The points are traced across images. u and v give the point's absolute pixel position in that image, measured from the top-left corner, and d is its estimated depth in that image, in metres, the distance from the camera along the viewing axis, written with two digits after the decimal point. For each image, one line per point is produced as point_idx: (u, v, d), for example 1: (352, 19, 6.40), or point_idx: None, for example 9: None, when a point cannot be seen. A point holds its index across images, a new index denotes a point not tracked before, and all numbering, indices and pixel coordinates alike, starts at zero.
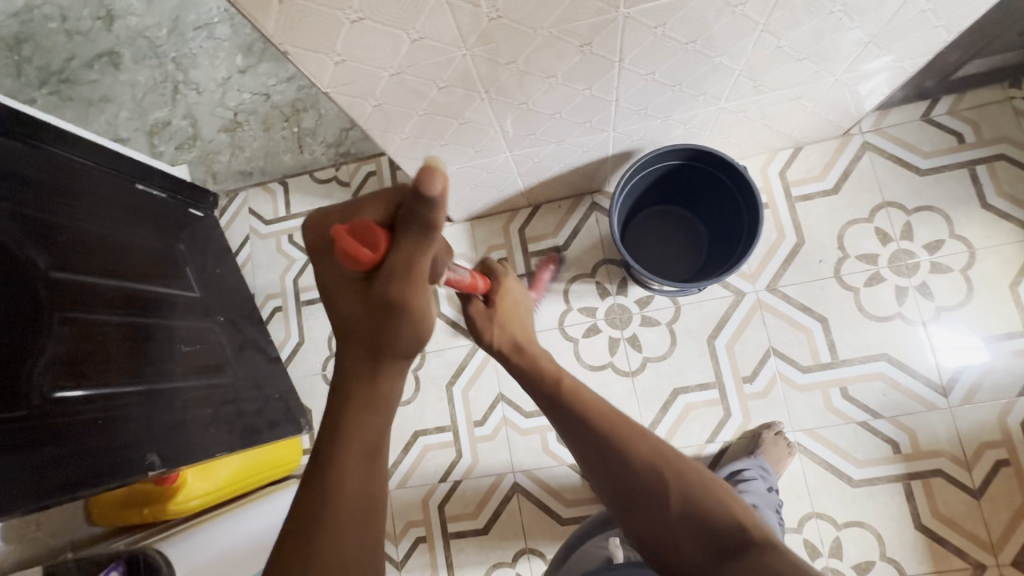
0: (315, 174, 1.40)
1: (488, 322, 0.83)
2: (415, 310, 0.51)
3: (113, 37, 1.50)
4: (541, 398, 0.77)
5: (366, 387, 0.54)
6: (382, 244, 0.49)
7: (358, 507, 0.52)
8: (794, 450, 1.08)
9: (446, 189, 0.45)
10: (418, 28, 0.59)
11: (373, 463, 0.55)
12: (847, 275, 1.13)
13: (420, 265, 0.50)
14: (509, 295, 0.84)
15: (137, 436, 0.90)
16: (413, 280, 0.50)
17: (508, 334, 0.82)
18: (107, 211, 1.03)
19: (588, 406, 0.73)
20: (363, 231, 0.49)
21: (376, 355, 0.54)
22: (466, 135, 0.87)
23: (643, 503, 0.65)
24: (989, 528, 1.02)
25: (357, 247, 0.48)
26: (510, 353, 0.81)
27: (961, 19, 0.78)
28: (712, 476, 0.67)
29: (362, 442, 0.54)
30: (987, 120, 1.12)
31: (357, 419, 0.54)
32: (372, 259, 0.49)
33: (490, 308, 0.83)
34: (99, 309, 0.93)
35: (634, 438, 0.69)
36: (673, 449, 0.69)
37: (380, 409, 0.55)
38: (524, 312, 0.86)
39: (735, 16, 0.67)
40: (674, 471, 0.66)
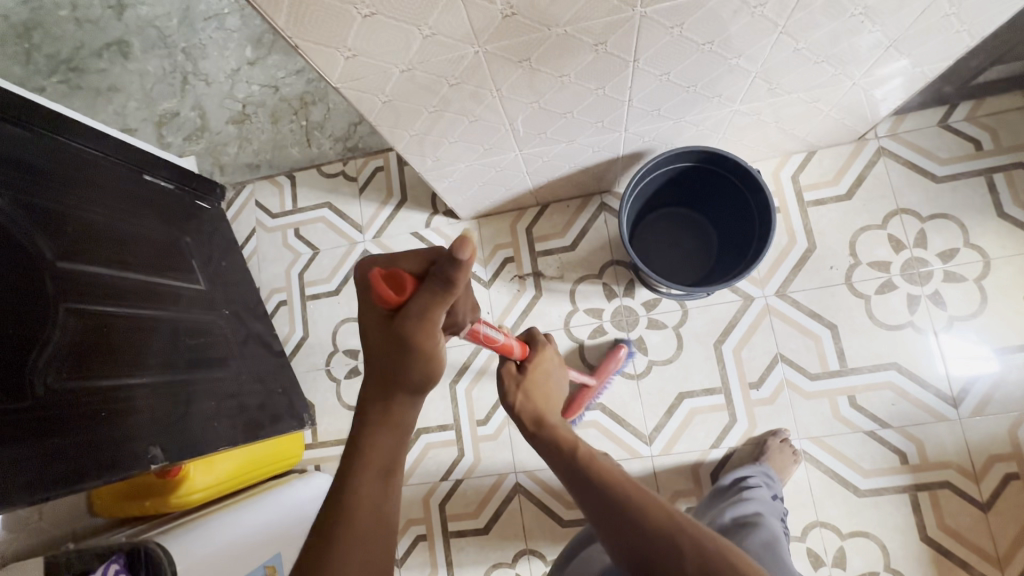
0: (322, 169, 1.39)
1: (515, 387, 0.83)
2: (425, 351, 0.51)
3: (123, 26, 1.49)
4: (559, 465, 0.73)
5: (380, 409, 0.54)
6: (407, 290, 0.48)
7: (370, 529, 0.52)
8: (799, 458, 1.07)
9: (474, 261, 0.44)
10: (430, 24, 0.58)
11: (386, 484, 0.54)
12: (857, 282, 1.12)
13: (435, 316, 0.49)
14: (542, 365, 0.85)
15: (141, 429, 0.90)
16: (427, 325, 0.49)
17: (530, 400, 0.81)
18: (114, 203, 1.03)
19: (605, 474, 0.68)
20: (394, 275, 0.48)
21: (389, 382, 0.53)
22: (476, 132, 0.86)
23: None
24: (996, 543, 1.01)
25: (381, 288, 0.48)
26: (533, 427, 0.79)
27: (984, 23, 0.77)
28: (740, 553, 0.58)
29: (376, 462, 0.54)
30: (1007, 128, 1.10)
31: (372, 439, 0.54)
32: (392, 301, 0.48)
33: (520, 373, 0.83)
34: (104, 301, 0.93)
35: (652, 508, 0.62)
36: (697, 521, 0.61)
37: (395, 432, 0.55)
38: (551, 385, 0.85)
39: (754, 17, 0.65)
40: (698, 547, 0.57)
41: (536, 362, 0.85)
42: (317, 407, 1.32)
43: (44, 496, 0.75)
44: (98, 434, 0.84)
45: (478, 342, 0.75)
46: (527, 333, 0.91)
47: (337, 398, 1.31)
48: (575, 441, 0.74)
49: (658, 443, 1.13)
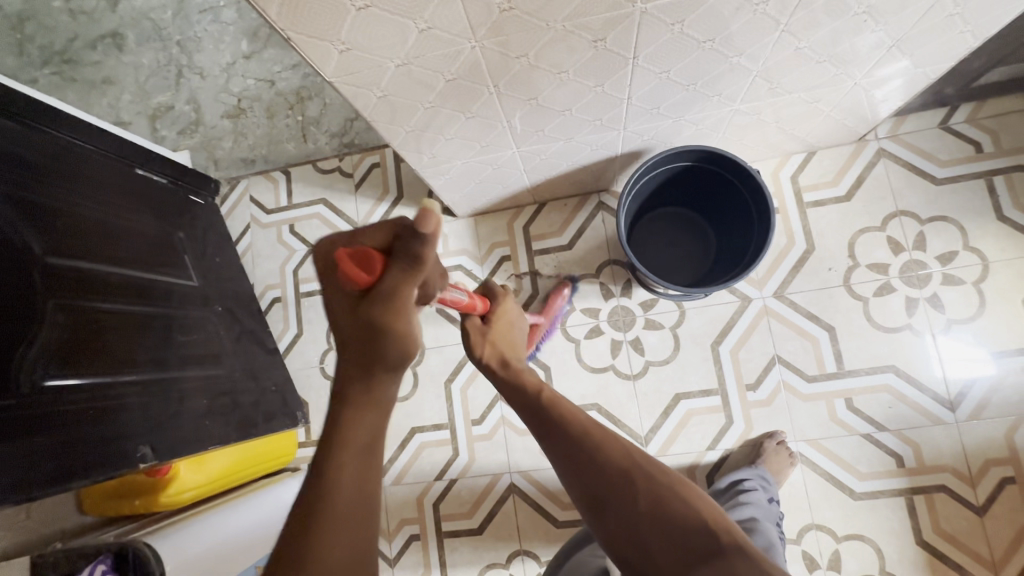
0: (318, 164, 1.38)
1: (481, 339, 0.82)
2: (400, 329, 0.50)
3: (117, 18, 1.47)
4: (522, 405, 0.75)
5: (362, 389, 0.52)
6: (376, 268, 0.49)
7: (354, 509, 0.50)
8: (795, 460, 1.07)
9: (438, 230, 0.48)
10: (426, 18, 0.57)
11: (369, 463, 0.52)
12: (856, 284, 1.11)
13: (408, 291, 0.50)
14: (504, 315, 0.86)
15: (129, 427, 0.89)
16: (400, 303, 0.50)
17: (497, 350, 0.82)
18: (104, 197, 1.01)
19: (566, 415, 0.72)
20: (362, 255, 0.49)
21: (367, 363, 0.51)
22: (474, 129, 0.85)
23: (614, 508, 0.64)
24: (991, 546, 1.00)
25: (354, 269, 0.48)
26: (497, 368, 0.81)
27: (988, 24, 0.76)
28: (681, 479, 0.66)
29: (359, 442, 0.52)
30: (1008, 130, 1.09)
31: (353, 418, 0.52)
32: (366, 281, 0.49)
33: (484, 325, 0.83)
34: (94, 297, 0.91)
35: (608, 444, 0.68)
36: (647, 454, 0.68)
37: (378, 411, 0.53)
38: (515, 333, 0.87)
39: (755, 15, 0.64)
40: (647, 476, 0.65)
41: (499, 312, 0.86)
42: (311, 405, 1.31)
43: (29, 495, 0.74)
44: (88, 432, 0.83)
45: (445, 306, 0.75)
46: (482, 286, 0.89)
47: None
48: (538, 383, 0.77)
49: (654, 444, 1.13)
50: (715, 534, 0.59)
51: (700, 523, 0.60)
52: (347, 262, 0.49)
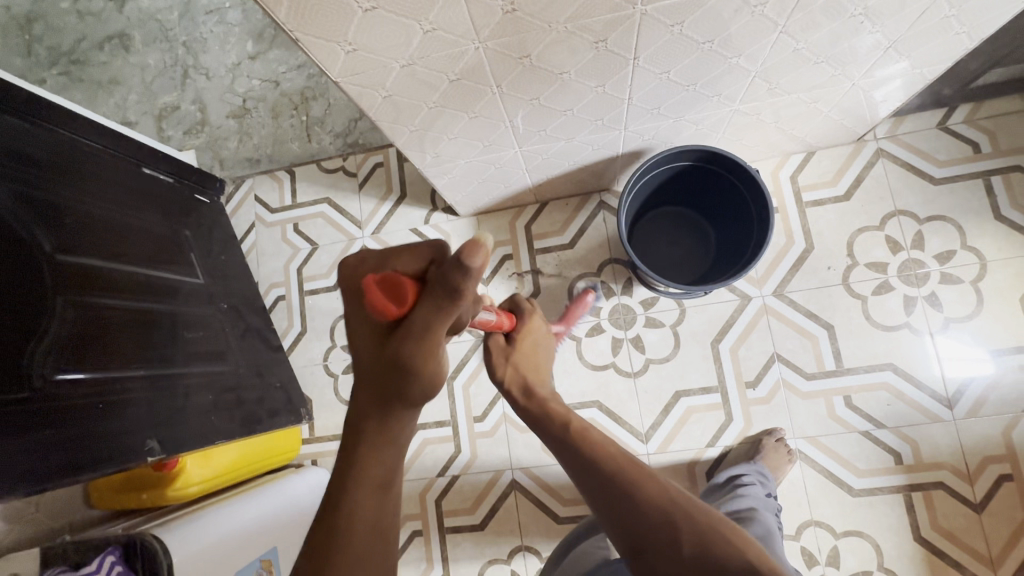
0: (322, 164, 1.39)
1: (503, 360, 0.83)
2: (428, 369, 0.49)
3: (124, 19, 1.49)
4: (552, 437, 0.75)
5: (377, 426, 0.52)
6: (408, 301, 0.47)
7: (369, 542, 0.52)
8: (794, 457, 1.08)
9: (485, 265, 0.44)
10: (431, 19, 0.58)
11: (383, 497, 0.53)
12: (855, 283, 1.12)
13: (437, 330, 0.47)
14: (530, 335, 0.84)
15: (135, 421, 0.90)
16: (429, 342, 0.48)
17: (518, 374, 0.82)
18: (113, 196, 1.03)
19: (596, 449, 0.71)
20: (394, 283, 0.46)
21: (383, 402, 0.51)
22: (477, 129, 0.86)
23: (655, 551, 0.63)
24: (989, 543, 1.01)
25: (386, 302, 0.46)
26: (518, 392, 0.81)
27: (984, 26, 0.77)
28: (723, 519, 0.65)
29: (375, 477, 0.53)
30: (1005, 131, 1.10)
31: (370, 456, 0.52)
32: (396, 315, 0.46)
33: (509, 346, 0.83)
34: (103, 294, 0.93)
35: (643, 481, 0.67)
36: (688, 493, 0.67)
37: (392, 449, 0.53)
38: (541, 354, 0.85)
39: (754, 17, 0.65)
40: (686, 515, 0.64)
41: (528, 329, 0.84)
42: (315, 402, 1.32)
43: (38, 487, 0.75)
44: (99, 425, 0.85)
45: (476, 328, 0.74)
46: (510, 300, 0.87)
47: (334, 393, 1.31)
48: (566, 416, 0.76)
49: (654, 441, 1.14)
50: None
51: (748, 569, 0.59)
52: (380, 290, 0.46)
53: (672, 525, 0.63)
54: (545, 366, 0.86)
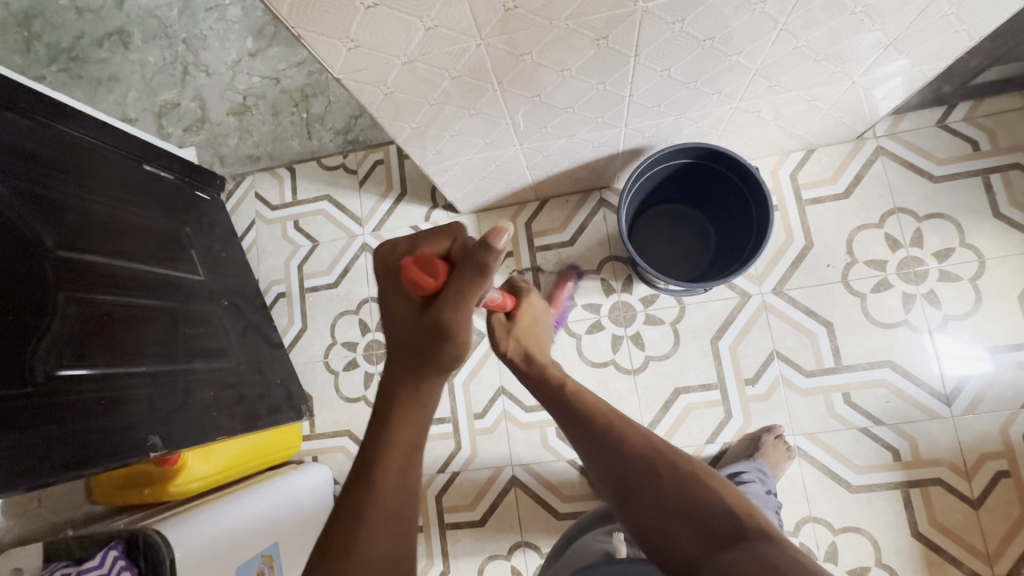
0: (322, 161, 1.39)
1: (506, 335, 0.88)
2: (461, 337, 0.56)
3: (124, 16, 1.49)
4: (551, 400, 0.79)
5: (409, 390, 0.59)
6: (440, 275, 0.52)
7: (396, 501, 0.56)
8: (794, 454, 1.08)
9: (508, 247, 0.49)
10: (433, 16, 0.58)
11: (413, 458, 0.59)
12: (854, 280, 1.12)
13: (470, 301, 0.53)
14: (529, 311, 0.90)
15: (137, 417, 0.90)
16: (463, 312, 0.54)
17: (520, 346, 0.87)
18: (114, 192, 1.03)
19: (591, 410, 0.75)
20: (427, 261, 0.52)
21: (419, 367, 0.59)
22: (477, 126, 0.86)
23: (637, 493, 0.63)
24: (986, 538, 1.02)
25: (421, 277, 0.51)
26: (521, 363, 0.86)
27: (984, 24, 0.77)
28: (710, 470, 0.65)
29: (405, 439, 0.59)
30: (1004, 129, 1.10)
31: (401, 419, 0.59)
32: (432, 287, 0.52)
33: (510, 322, 0.88)
34: (106, 290, 0.94)
35: (628, 434, 0.70)
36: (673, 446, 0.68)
37: (421, 413, 0.60)
38: (539, 328, 0.92)
39: (754, 14, 0.66)
40: (671, 464, 0.65)
41: (527, 306, 0.90)
42: (315, 398, 1.32)
43: (43, 482, 0.76)
44: (101, 421, 0.85)
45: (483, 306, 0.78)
46: (509, 283, 0.93)
47: (335, 390, 1.31)
48: (563, 379, 0.81)
49: None
50: (736, 514, 0.58)
51: (729, 513, 0.58)
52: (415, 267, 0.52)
53: (657, 472, 0.64)
54: (543, 343, 0.92)
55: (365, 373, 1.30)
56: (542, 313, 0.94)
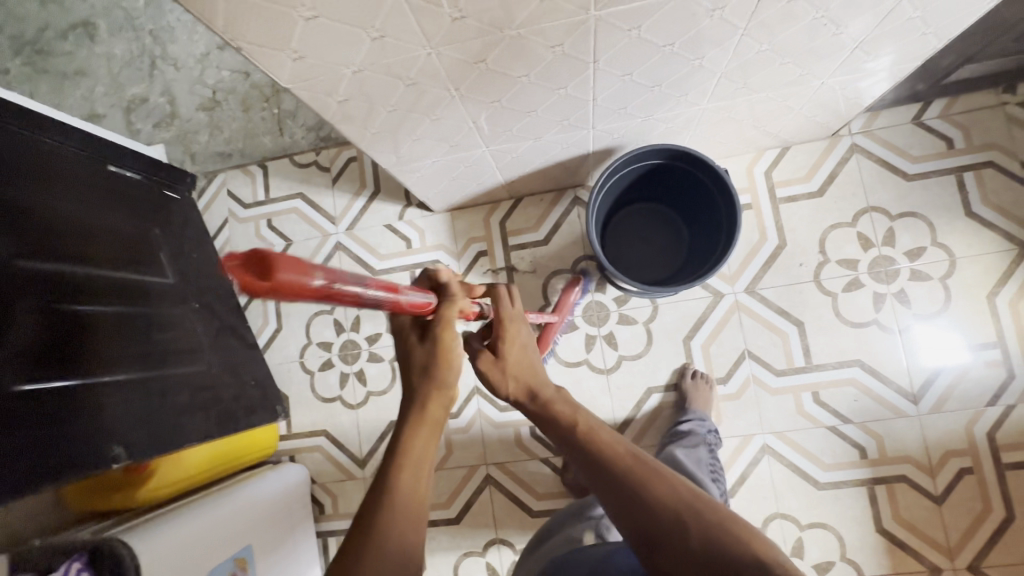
0: (295, 158, 1.37)
1: (501, 376, 0.72)
2: (450, 342, 0.63)
3: (88, 7, 1.44)
4: (559, 437, 0.68)
5: (417, 406, 0.62)
6: (273, 268, 0.37)
7: (407, 512, 0.56)
8: (715, 384, 1.13)
9: (451, 275, 0.66)
10: (378, 27, 0.56)
11: (420, 471, 0.59)
12: (826, 279, 1.12)
13: (448, 312, 0.63)
14: (515, 338, 0.73)
15: (110, 424, 0.90)
16: (446, 322, 0.63)
17: (522, 384, 0.73)
18: (79, 197, 1.01)
19: (599, 446, 0.65)
20: (252, 254, 0.37)
21: (421, 383, 0.62)
22: (441, 130, 0.85)
23: (666, 552, 0.56)
24: (948, 534, 1.04)
25: (245, 279, 0.37)
26: (525, 402, 0.72)
27: (951, 27, 0.76)
28: (744, 522, 0.59)
29: (416, 453, 0.60)
30: (979, 126, 1.10)
31: (412, 435, 0.60)
32: (269, 288, 0.37)
33: (498, 359, 0.72)
34: (78, 300, 0.93)
35: (654, 480, 0.61)
36: (702, 494, 0.61)
37: (430, 429, 0.62)
38: (534, 354, 0.75)
39: (714, 20, 0.64)
40: (697, 514, 0.58)
41: (503, 317, 0.74)
42: (291, 398, 1.32)
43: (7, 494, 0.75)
44: (70, 429, 0.84)
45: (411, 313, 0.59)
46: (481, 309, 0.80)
47: (311, 390, 1.31)
48: (572, 410, 0.70)
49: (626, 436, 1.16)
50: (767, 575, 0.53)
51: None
52: (244, 267, 0.37)
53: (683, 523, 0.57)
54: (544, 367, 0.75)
55: (340, 373, 1.30)
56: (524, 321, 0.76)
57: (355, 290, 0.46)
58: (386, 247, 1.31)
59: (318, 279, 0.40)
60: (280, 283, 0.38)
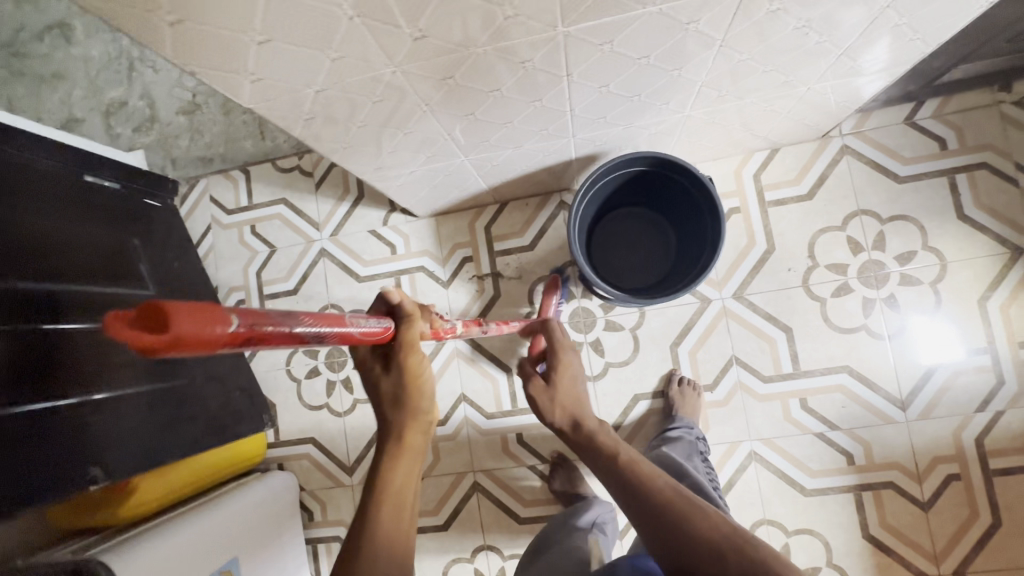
0: (277, 163, 1.35)
1: (550, 403, 0.84)
2: (414, 366, 0.60)
3: (64, 7, 1.39)
4: (602, 468, 0.73)
5: (394, 438, 0.60)
6: (168, 322, 0.32)
7: (391, 540, 0.57)
8: (702, 392, 1.12)
9: (401, 294, 0.61)
10: (336, 48, 0.54)
11: (404, 499, 0.59)
12: (815, 284, 1.10)
13: (406, 336, 0.60)
14: (566, 371, 0.86)
15: (93, 443, 0.89)
16: (407, 347, 0.60)
17: (567, 412, 0.82)
18: (52, 211, 0.99)
19: (646, 479, 0.68)
20: (147, 308, 0.32)
21: (396, 411, 0.60)
22: (416, 142, 0.83)
23: None
24: (934, 540, 1.04)
25: (134, 336, 0.32)
26: (570, 431, 0.81)
27: (939, 33, 0.73)
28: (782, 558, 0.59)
29: (400, 484, 0.59)
30: (972, 126, 1.07)
31: (392, 467, 0.59)
32: (166, 344, 0.32)
33: (549, 389, 0.85)
34: (56, 318, 0.91)
35: (691, 514, 0.63)
36: (739, 529, 0.62)
37: (412, 459, 0.61)
38: (582, 385, 0.86)
39: (689, 33, 0.62)
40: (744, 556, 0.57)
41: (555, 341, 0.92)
42: (279, 406, 1.32)
43: None
44: (48, 449, 0.83)
45: (365, 341, 0.55)
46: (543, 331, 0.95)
47: (298, 398, 1.31)
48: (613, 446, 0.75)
49: None
50: None
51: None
52: (137, 324, 0.32)
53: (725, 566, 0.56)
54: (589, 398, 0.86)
55: (326, 380, 1.29)
56: (575, 351, 0.93)
57: (281, 328, 0.42)
58: (370, 253, 1.29)
59: (229, 325, 0.37)
60: (183, 334, 0.33)
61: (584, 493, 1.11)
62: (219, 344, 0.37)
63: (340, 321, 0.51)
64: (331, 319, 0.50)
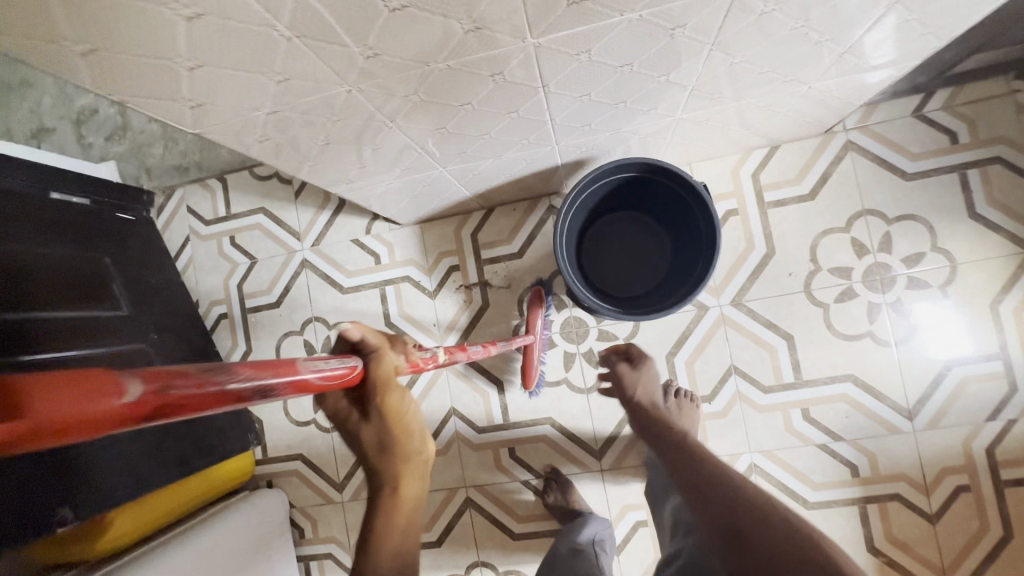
0: (255, 171, 1.30)
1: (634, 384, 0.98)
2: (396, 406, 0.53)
3: None
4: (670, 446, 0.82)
5: (387, 485, 0.54)
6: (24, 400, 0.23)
7: None
8: (700, 403, 1.07)
9: (364, 330, 0.51)
10: (278, 70, 0.49)
11: (405, 548, 0.55)
12: (817, 290, 1.05)
13: (378, 376, 0.51)
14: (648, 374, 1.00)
15: (68, 481, 0.83)
16: (383, 388, 0.52)
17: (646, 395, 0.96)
18: (15, 232, 0.94)
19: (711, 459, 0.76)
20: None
21: (387, 456, 0.54)
22: (387, 156, 0.78)
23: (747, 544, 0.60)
24: (942, 553, 1.00)
25: None
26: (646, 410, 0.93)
27: (953, 26, 0.67)
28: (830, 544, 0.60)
29: (396, 538, 0.55)
30: (985, 118, 1.00)
31: (388, 521, 0.54)
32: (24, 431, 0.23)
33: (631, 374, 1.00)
34: (18, 352, 0.86)
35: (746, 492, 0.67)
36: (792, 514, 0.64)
37: (410, 509, 0.55)
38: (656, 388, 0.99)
39: (674, 39, 0.56)
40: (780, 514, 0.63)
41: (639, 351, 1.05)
42: (266, 422, 1.29)
43: None
44: (24, 475, 0.77)
45: (329, 385, 0.45)
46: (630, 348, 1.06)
47: (285, 414, 1.28)
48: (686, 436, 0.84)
49: (608, 457, 1.12)
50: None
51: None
52: None
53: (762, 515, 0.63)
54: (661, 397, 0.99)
55: None
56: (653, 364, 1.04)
57: (207, 387, 0.31)
58: (354, 263, 1.24)
59: (126, 393, 0.27)
60: (35, 420, 0.23)
61: (581, 510, 1.07)
62: (105, 424, 0.26)
63: (291, 367, 0.40)
64: (278, 365, 0.38)
